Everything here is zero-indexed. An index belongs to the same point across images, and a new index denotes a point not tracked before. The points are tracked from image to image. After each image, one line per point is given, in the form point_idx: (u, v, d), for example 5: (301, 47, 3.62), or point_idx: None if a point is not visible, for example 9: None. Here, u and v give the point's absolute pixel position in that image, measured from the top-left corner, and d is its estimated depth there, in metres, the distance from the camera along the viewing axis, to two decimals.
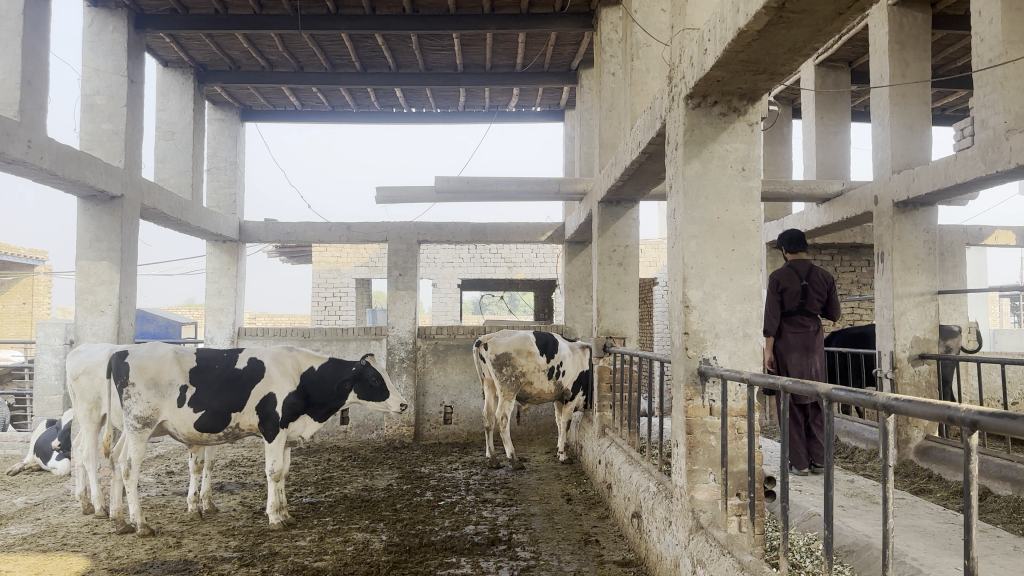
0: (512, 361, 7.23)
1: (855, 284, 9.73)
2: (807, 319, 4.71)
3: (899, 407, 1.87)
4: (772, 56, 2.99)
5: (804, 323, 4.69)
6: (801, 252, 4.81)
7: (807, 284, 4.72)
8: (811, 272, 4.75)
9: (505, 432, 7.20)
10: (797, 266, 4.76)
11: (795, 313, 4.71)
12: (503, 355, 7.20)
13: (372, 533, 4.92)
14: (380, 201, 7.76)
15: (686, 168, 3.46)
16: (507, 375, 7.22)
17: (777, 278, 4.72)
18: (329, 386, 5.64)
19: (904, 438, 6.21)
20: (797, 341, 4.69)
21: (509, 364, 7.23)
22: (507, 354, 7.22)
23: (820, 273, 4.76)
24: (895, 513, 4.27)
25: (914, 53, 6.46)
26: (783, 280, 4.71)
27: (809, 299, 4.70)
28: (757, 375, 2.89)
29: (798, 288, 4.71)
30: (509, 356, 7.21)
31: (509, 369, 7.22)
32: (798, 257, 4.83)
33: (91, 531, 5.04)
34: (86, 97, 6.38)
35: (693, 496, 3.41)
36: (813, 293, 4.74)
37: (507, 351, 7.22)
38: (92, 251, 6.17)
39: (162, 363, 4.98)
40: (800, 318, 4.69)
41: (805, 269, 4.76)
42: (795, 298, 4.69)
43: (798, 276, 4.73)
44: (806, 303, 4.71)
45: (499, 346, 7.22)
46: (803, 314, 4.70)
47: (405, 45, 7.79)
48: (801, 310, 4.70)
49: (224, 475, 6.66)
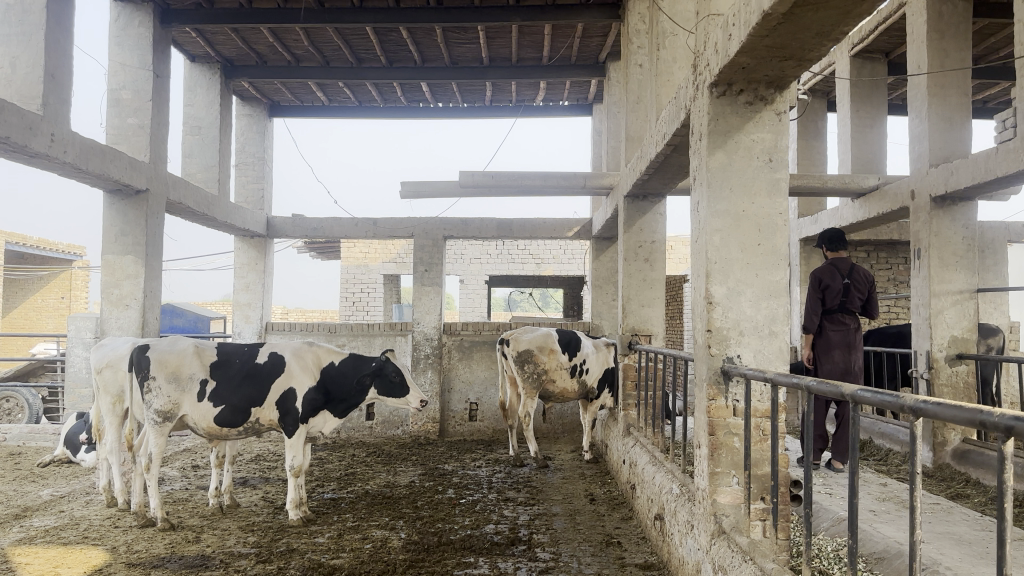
0: (535, 359, 7.12)
1: (891, 282, 9.48)
2: (847, 317, 4.55)
3: (927, 410, 1.74)
4: (800, 41, 2.86)
5: (844, 321, 4.53)
6: (842, 250, 4.66)
7: (849, 282, 4.57)
8: (852, 270, 4.60)
9: (529, 431, 7.03)
10: (839, 263, 4.61)
11: (835, 311, 4.55)
12: (525, 353, 7.09)
13: (391, 531, 4.86)
14: (405, 195, 7.71)
15: (710, 160, 3.34)
16: (530, 372, 7.10)
17: (818, 275, 4.55)
18: (350, 382, 5.59)
19: (941, 441, 6.00)
20: (838, 339, 4.52)
21: (532, 361, 7.11)
22: (529, 351, 7.10)
23: (862, 272, 4.61)
24: (929, 519, 4.11)
25: (953, 42, 6.24)
26: (825, 277, 4.54)
27: (850, 298, 4.53)
28: (781, 375, 2.76)
29: (839, 286, 4.54)
30: (531, 353, 7.11)
31: (532, 366, 7.10)
32: (838, 255, 4.69)
33: (113, 525, 5.05)
34: (113, 91, 6.41)
35: (715, 500, 3.28)
36: (854, 292, 4.58)
37: (529, 348, 7.11)
38: (118, 245, 6.21)
39: (183, 357, 4.98)
40: (841, 317, 4.53)
41: (847, 267, 4.62)
42: (836, 297, 4.53)
43: (839, 274, 4.57)
44: (846, 301, 4.56)
45: (521, 343, 7.12)
46: (843, 313, 4.55)
47: (430, 38, 7.73)
48: (842, 308, 4.54)
49: (247, 469, 6.66)
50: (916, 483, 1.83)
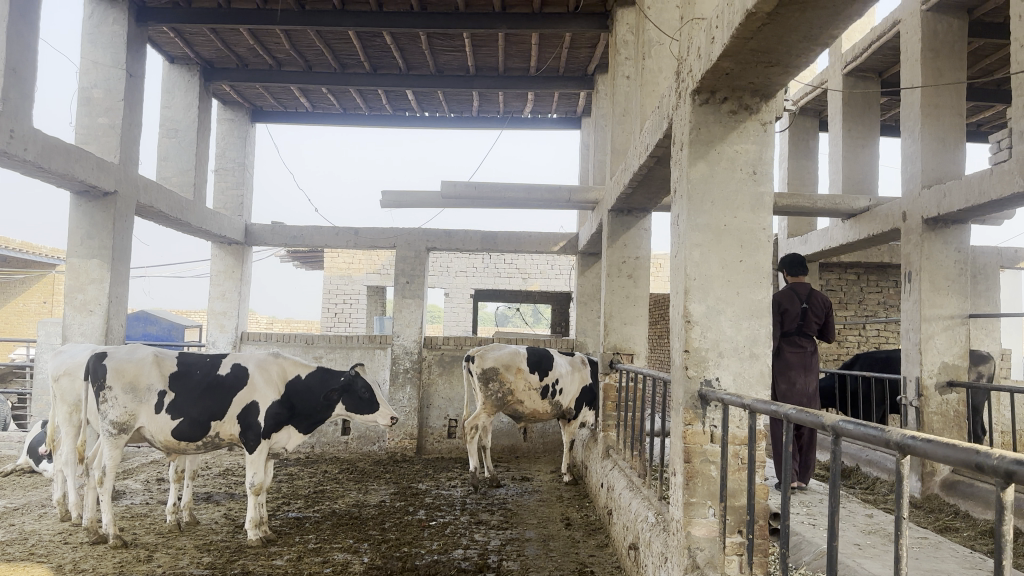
0: (500, 377, 6.85)
1: (882, 306, 9.32)
2: (804, 340, 4.55)
3: (916, 447, 1.55)
4: (786, 45, 2.70)
5: (802, 343, 4.53)
6: (802, 274, 4.63)
7: (807, 306, 4.53)
8: (811, 295, 4.56)
9: (471, 446, 6.77)
10: (798, 288, 4.57)
11: (793, 334, 4.55)
12: (491, 371, 6.82)
13: (354, 554, 4.63)
14: (385, 205, 7.51)
15: (691, 170, 3.17)
16: (494, 390, 6.84)
17: (777, 299, 4.53)
18: (316, 397, 5.33)
19: (930, 470, 5.81)
20: (795, 361, 4.51)
21: (496, 379, 6.84)
22: (494, 369, 6.83)
23: (820, 296, 4.57)
24: (915, 555, 3.91)
25: (948, 62, 6.10)
26: (783, 301, 4.52)
27: (808, 322, 4.51)
28: (759, 402, 2.57)
29: (798, 310, 4.52)
30: (496, 371, 6.83)
31: (497, 385, 6.84)
32: (799, 280, 4.65)
33: (63, 541, 4.80)
34: (84, 90, 6.21)
35: (689, 532, 3.07)
36: (812, 317, 4.54)
37: (495, 366, 6.83)
38: (84, 248, 6.00)
39: (141, 366, 4.77)
40: (798, 339, 4.52)
41: (806, 291, 4.58)
42: (794, 321, 4.51)
43: (798, 298, 4.53)
44: (804, 325, 4.53)
45: (487, 360, 6.82)
46: (801, 335, 4.54)
47: (414, 45, 7.58)
48: (799, 332, 4.53)
49: (213, 484, 6.41)
50: (902, 528, 1.62)
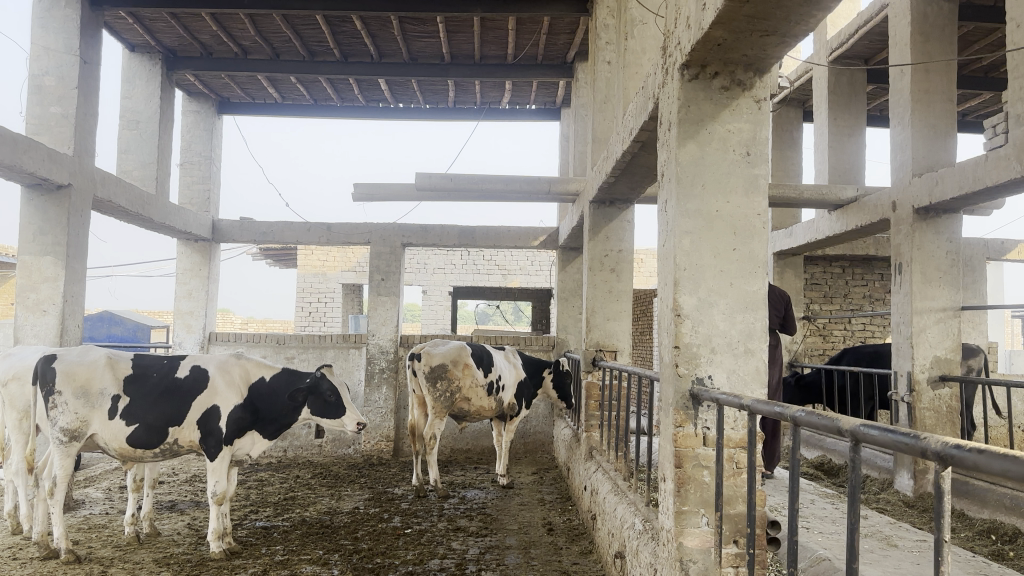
0: (449, 375, 6.49)
1: (867, 299, 9.17)
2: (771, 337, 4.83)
3: (965, 459, 1.30)
4: (784, 9, 2.46)
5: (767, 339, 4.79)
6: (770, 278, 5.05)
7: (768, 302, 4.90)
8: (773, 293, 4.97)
9: (434, 455, 6.38)
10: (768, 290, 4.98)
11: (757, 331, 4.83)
12: (438, 369, 6.45)
13: (323, 567, 4.35)
14: (356, 198, 7.22)
15: (679, 152, 2.92)
16: (442, 390, 6.46)
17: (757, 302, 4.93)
18: (280, 400, 4.99)
19: (922, 468, 5.46)
20: None
21: (445, 377, 6.48)
22: (443, 367, 6.46)
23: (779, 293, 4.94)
24: (916, 557, 3.71)
25: (938, 45, 5.91)
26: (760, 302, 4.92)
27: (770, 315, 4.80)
28: (759, 402, 2.31)
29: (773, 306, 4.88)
30: (444, 369, 6.46)
31: (445, 384, 6.48)
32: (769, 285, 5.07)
33: (11, 557, 4.48)
34: (35, 78, 5.86)
35: (681, 544, 2.82)
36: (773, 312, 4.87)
37: (443, 364, 6.47)
38: (36, 244, 5.68)
39: (93, 369, 4.49)
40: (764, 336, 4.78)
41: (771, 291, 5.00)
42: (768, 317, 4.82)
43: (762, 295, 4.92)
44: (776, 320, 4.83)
45: (434, 358, 6.45)
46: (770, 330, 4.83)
47: (386, 31, 7.30)
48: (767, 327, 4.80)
49: (177, 492, 6.10)
50: (944, 554, 1.37)
